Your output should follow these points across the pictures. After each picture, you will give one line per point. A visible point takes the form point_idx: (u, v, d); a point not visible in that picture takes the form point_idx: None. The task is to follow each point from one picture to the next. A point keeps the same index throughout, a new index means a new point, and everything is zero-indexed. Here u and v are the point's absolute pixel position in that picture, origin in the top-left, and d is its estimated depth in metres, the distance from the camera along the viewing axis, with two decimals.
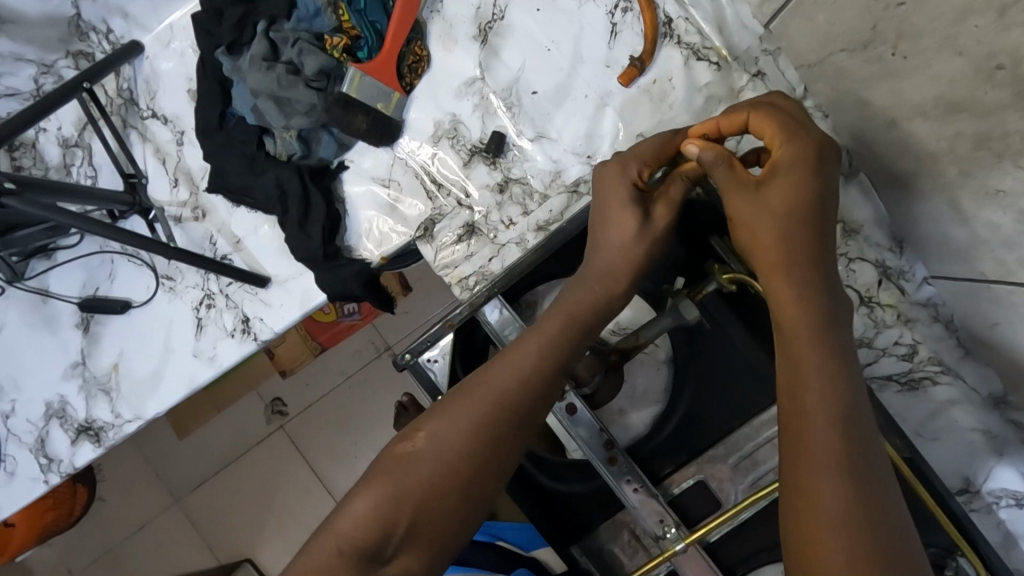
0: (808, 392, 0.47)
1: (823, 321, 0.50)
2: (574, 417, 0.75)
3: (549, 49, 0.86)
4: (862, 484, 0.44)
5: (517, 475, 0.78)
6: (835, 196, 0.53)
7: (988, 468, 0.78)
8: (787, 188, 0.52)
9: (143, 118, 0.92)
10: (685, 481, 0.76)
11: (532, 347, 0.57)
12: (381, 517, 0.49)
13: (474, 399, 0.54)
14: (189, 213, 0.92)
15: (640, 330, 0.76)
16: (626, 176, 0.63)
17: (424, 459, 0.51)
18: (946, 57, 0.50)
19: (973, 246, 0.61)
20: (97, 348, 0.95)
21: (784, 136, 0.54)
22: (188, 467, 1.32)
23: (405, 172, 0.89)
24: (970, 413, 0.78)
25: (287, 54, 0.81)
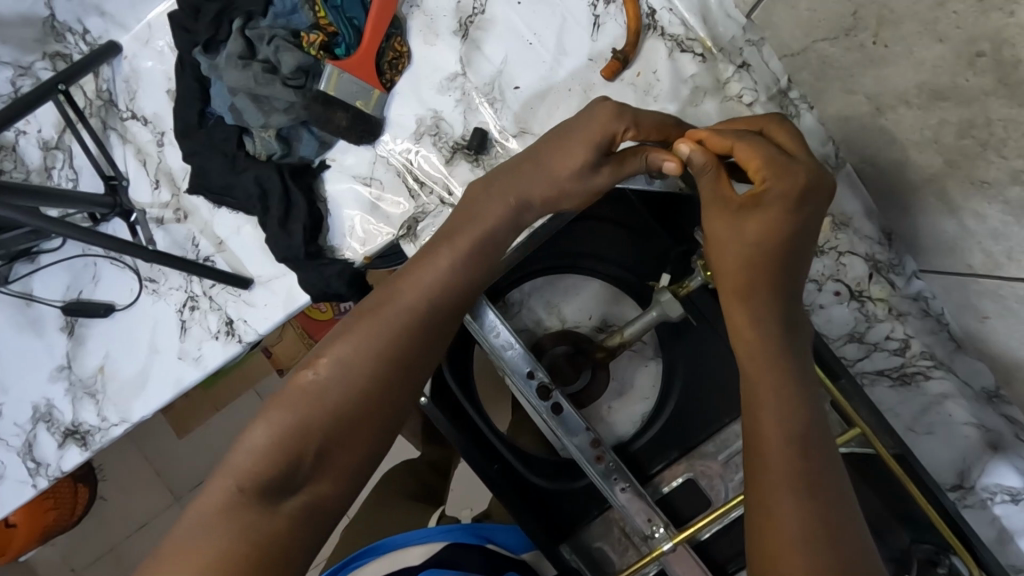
0: (767, 417, 0.49)
1: (780, 349, 0.52)
2: (560, 415, 0.71)
3: (531, 42, 0.85)
4: (823, 506, 0.45)
5: (506, 473, 0.77)
6: (809, 235, 0.53)
7: (981, 464, 0.77)
8: (765, 223, 0.52)
9: (123, 119, 0.91)
10: (674, 480, 0.76)
11: (440, 264, 0.55)
12: (288, 446, 0.48)
13: (376, 321, 0.53)
14: (170, 214, 0.91)
15: (625, 328, 0.75)
16: (611, 126, 0.58)
17: (326, 386, 0.50)
18: (927, 43, 0.48)
19: (962, 238, 0.59)
20: (82, 350, 0.94)
21: (774, 169, 0.51)
22: (184, 467, 1.32)
23: (388, 171, 0.88)
24: (964, 408, 0.78)
25: (263, 52, 0.79)
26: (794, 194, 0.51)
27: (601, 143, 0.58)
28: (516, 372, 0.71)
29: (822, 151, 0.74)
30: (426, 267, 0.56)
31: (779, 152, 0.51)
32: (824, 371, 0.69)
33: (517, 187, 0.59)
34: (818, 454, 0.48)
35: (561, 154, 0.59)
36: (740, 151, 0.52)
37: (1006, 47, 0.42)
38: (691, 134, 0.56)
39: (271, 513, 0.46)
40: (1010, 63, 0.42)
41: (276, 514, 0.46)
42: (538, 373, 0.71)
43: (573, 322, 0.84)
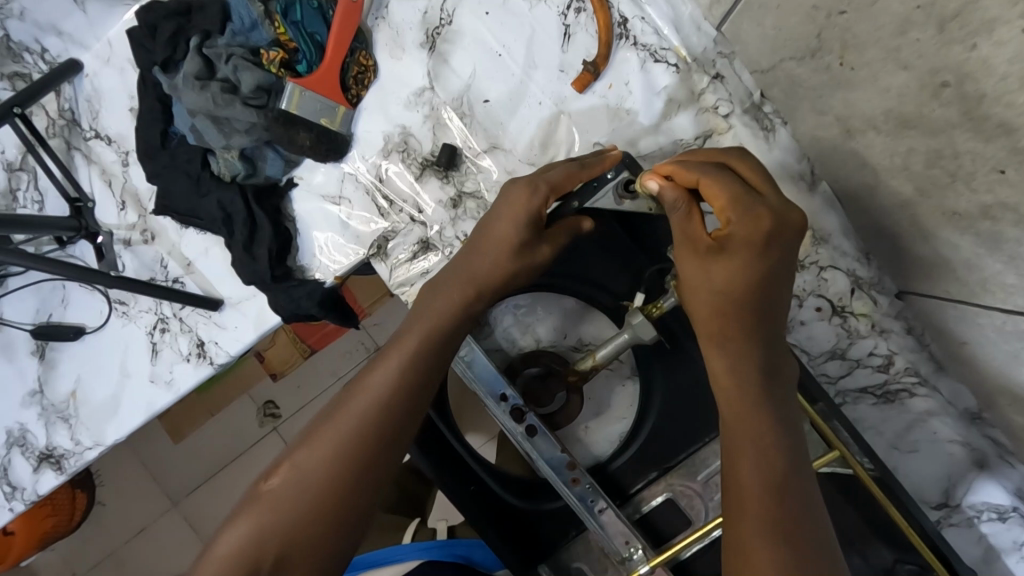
0: (745, 463, 0.49)
1: (759, 392, 0.51)
2: (535, 436, 0.69)
3: (500, 54, 0.82)
4: (800, 554, 0.44)
5: (481, 494, 0.73)
6: (779, 276, 0.52)
7: (966, 482, 0.76)
8: (735, 265, 0.51)
9: (87, 139, 0.89)
10: (654, 499, 0.74)
11: (396, 358, 0.55)
12: (253, 548, 0.48)
13: (335, 423, 0.52)
14: (138, 236, 0.89)
15: (597, 351, 0.71)
16: (531, 201, 0.60)
17: (288, 488, 0.50)
18: (892, 71, 0.45)
19: (938, 264, 0.56)
20: (54, 375, 0.93)
21: (739, 210, 0.51)
22: (174, 476, 1.31)
23: (357, 188, 0.86)
24: (948, 425, 0.76)
25: (222, 71, 0.78)
26: (761, 235, 0.50)
27: (529, 217, 0.60)
28: (490, 393, 0.70)
29: (797, 166, 0.75)
30: (395, 349, 0.56)
31: (746, 188, 0.51)
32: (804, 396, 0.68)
33: (471, 269, 0.61)
34: (798, 502, 0.47)
35: (494, 237, 0.61)
36: (708, 188, 0.52)
37: (968, 81, 0.40)
38: (657, 168, 0.57)
39: None
40: (973, 96, 0.41)
41: None
42: (510, 396, 0.69)
43: (549, 342, 0.81)
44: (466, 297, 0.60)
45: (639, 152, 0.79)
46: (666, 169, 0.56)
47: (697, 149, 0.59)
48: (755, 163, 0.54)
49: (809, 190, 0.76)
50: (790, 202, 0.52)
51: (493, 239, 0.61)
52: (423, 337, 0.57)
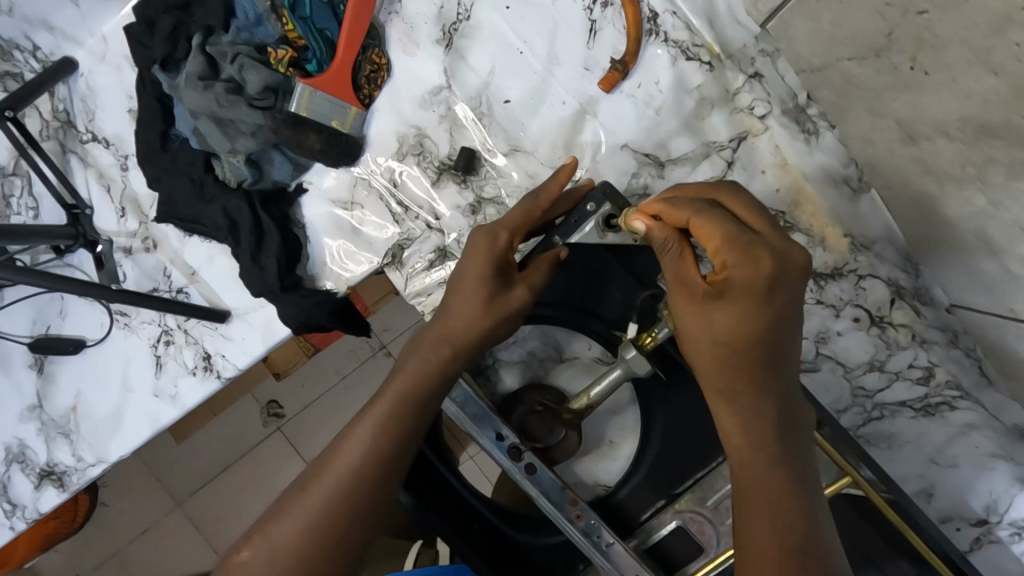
0: (757, 523, 0.45)
1: (770, 445, 0.48)
2: (534, 474, 0.72)
3: (521, 50, 0.77)
4: None
5: (486, 531, 0.76)
6: (787, 321, 0.49)
7: (1008, 496, 0.71)
8: (736, 310, 0.48)
9: (83, 142, 0.84)
10: (666, 526, 0.74)
11: (370, 425, 0.56)
12: None
13: (311, 491, 0.54)
14: (139, 244, 0.85)
15: (591, 388, 0.72)
16: (496, 243, 0.63)
17: (266, 558, 0.51)
18: (978, 75, 0.41)
19: (1004, 280, 0.52)
20: (54, 389, 0.89)
21: (735, 250, 0.49)
22: (181, 475, 1.28)
23: (369, 193, 0.81)
24: (991, 440, 0.71)
25: (227, 71, 0.73)
26: (760, 281, 0.48)
27: (495, 261, 0.63)
28: (487, 434, 0.72)
29: (843, 171, 0.72)
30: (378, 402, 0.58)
31: (741, 230, 0.49)
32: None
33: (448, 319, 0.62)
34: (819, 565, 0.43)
35: (465, 282, 0.62)
36: (699, 227, 0.50)
37: None
38: (646, 207, 0.55)
39: None
40: None
41: None
42: (507, 436, 0.72)
43: (572, 354, 0.83)
44: (443, 351, 0.60)
45: (669, 156, 0.75)
46: (656, 209, 0.54)
47: (684, 184, 0.57)
48: (749, 200, 0.52)
49: (853, 197, 0.73)
50: (791, 243, 0.50)
51: (468, 283, 0.62)
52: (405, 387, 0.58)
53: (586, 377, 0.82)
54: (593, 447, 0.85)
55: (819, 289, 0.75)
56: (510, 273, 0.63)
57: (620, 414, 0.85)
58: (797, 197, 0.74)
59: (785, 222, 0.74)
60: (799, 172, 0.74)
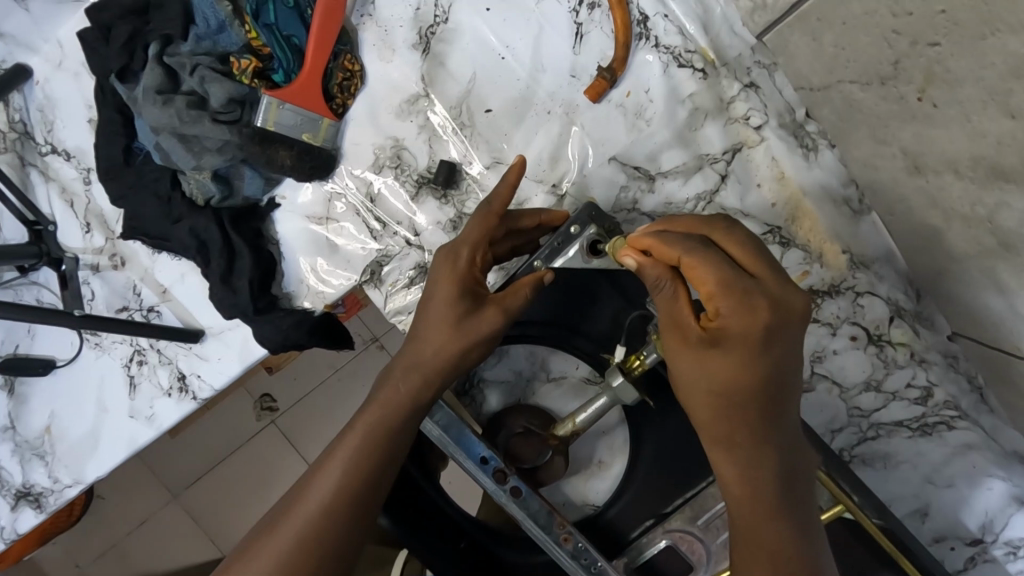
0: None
1: (772, 502, 0.45)
2: (520, 498, 0.69)
3: (503, 55, 0.73)
4: None
5: (473, 549, 0.75)
6: (788, 376, 0.46)
7: (1005, 516, 0.67)
8: (731, 363, 0.44)
9: (43, 154, 0.80)
10: (655, 545, 0.72)
11: (339, 462, 0.53)
12: None
13: (279, 530, 0.51)
14: (106, 261, 0.81)
15: (577, 414, 0.69)
16: (457, 265, 0.58)
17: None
18: (992, 115, 0.38)
19: (1009, 319, 0.50)
20: (26, 410, 0.86)
21: (728, 297, 0.44)
22: (177, 465, 1.26)
23: (345, 208, 0.78)
24: (991, 462, 0.69)
25: (188, 83, 0.68)
26: (759, 334, 0.44)
27: (459, 285, 0.58)
28: (470, 456, 0.69)
29: (842, 192, 0.69)
30: (353, 431, 0.55)
31: (735, 278, 0.44)
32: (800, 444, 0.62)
33: (415, 345, 0.58)
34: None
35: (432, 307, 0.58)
36: (692, 270, 0.45)
37: None
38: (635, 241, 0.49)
39: None
40: None
41: None
42: (491, 460, 0.69)
43: (559, 372, 0.80)
44: (410, 380, 0.57)
45: (660, 169, 0.71)
46: (642, 243, 0.49)
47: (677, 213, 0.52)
48: (747, 237, 0.47)
49: (854, 217, 0.69)
50: (791, 287, 0.45)
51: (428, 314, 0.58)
52: (379, 415, 0.55)
53: (574, 397, 0.79)
54: (584, 463, 0.82)
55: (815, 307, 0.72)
56: (480, 294, 0.58)
57: (608, 433, 0.82)
58: (795, 212, 0.70)
59: (781, 238, 0.70)
60: (798, 187, 0.70)
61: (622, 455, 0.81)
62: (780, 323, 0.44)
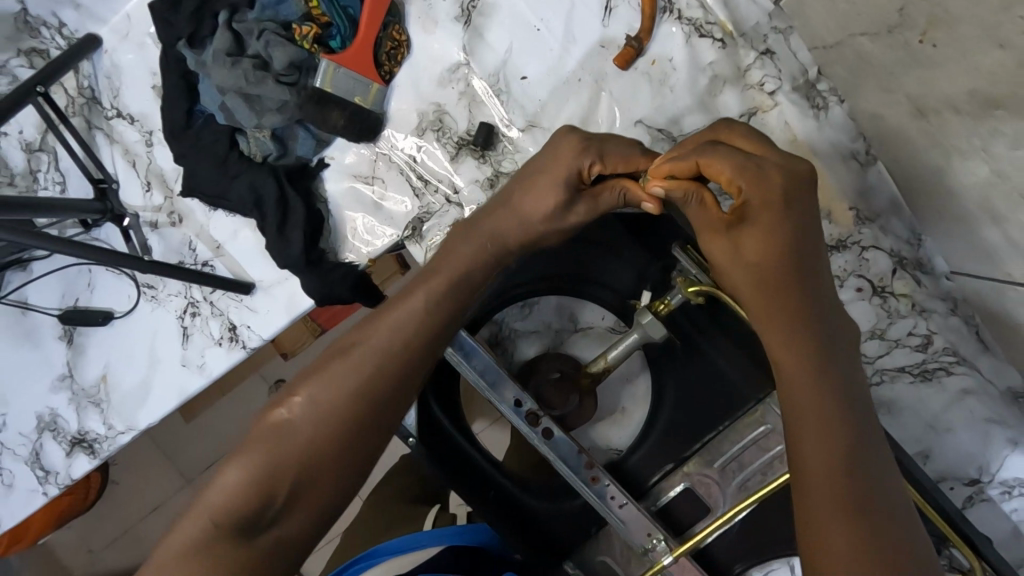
0: (809, 430, 0.47)
1: (819, 349, 0.49)
2: (551, 439, 0.75)
3: (538, 27, 0.79)
4: (875, 526, 0.43)
5: (503, 500, 0.80)
6: (807, 236, 0.52)
7: (1000, 457, 0.73)
8: (759, 237, 0.51)
9: (108, 118, 0.86)
10: (674, 488, 0.77)
11: (414, 301, 0.55)
12: (256, 489, 0.47)
13: (350, 358, 0.52)
14: (164, 218, 0.87)
15: (609, 352, 0.75)
16: (572, 162, 0.58)
17: (302, 423, 0.49)
18: (985, 49, 0.44)
19: (1001, 248, 0.56)
20: (83, 360, 0.92)
21: (746, 177, 0.50)
22: (191, 450, 1.30)
23: (390, 168, 0.84)
24: (985, 405, 0.74)
25: (254, 47, 0.75)
26: (773, 201, 0.50)
27: (565, 179, 0.58)
28: (505, 401, 0.75)
29: (851, 146, 0.74)
30: (424, 282, 0.57)
31: (748, 160, 0.50)
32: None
33: (491, 223, 0.60)
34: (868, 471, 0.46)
35: (531, 199, 0.59)
36: (711, 165, 0.51)
37: None
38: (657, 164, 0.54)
39: (241, 546, 0.45)
40: None
41: (242, 550, 0.45)
42: (525, 402, 0.75)
43: (587, 323, 0.86)
44: (480, 246, 0.59)
45: (682, 131, 0.77)
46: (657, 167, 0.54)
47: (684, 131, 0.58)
48: (746, 135, 0.54)
49: (861, 169, 0.75)
50: (791, 157, 0.52)
51: (532, 206, 0.59)
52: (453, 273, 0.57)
53: (598, 347, 0.85)
54: (608, 414, 0.86)
55: None
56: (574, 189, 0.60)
57: (632, 382, 0.87)
58: None
59: None
60: (807, 147, 0.75)
61: (645, 404, 0.85)
62: (790, 190, 0.51)
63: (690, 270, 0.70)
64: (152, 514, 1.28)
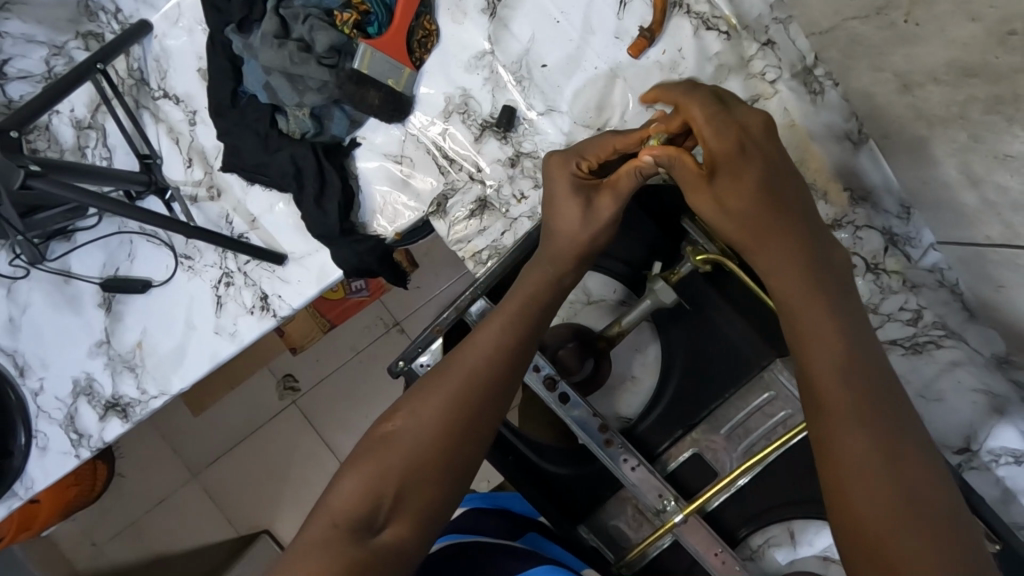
0: (823, 355, 0.55)
1: (817, 286, 0.58)
2: (568, 403, 0.80)
3: (558, 20, 0.86)
4: (880, 434, 0.52)
5: (520, 464, 0.83)
6: (778, 164, 0.60)
7: (987, 427, 0.76)
8: (731, 183, 0.60)
9: (155, 99, 0.93)
10: (682, 454, 0.82)
11: (494, 328, 0.64)
12: (372, 490, 0.54)
13: (442, 377, 0.60)
14: (204, 192, 0.93)
15: (623, 318, 0.82)
16: (566, 171, 0.69)
17: (404, 436, 0.57)
18: (960, 22, 0.50)
19: (980, 209, 0.62)
20: (120, 326, 0.97)
21: (708, 134, 0.60)
22: (198, 442, 1.31)
23: (418, 148, 0.90)
24: (974, 375, 0.77)
25: (298, 31, 0.82)
26: (735, 148, 0.59)
27: (569, 185, 0.69)
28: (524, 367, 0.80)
29: (844, 127, 0.81)
30: (513, 299, 0.66)
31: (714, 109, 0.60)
32: None
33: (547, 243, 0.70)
34: (873, 389, 0.54)
35: (559, 217, 0.69)
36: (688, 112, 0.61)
37: None
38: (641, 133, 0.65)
39: (363, 546, 0.51)
40: None
41: (364, 547, 0.51)
42: (543, 368, 0.80)
43: (598, 295, 0.91)
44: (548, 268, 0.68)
45: None
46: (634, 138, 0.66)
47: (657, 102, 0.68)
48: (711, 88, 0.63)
49: (854, 148, 0.81)
50: (755, 110, 0.61)
51: (559, 220, 0.69)
52: (538, 284, 0.68)
53: (609, 317, 0.90)
54: (619, 379, 0.91)
55: (823, 238, 0.83)
56: (593, 186, 0.69)
57: (642, 351, 0.91)
58: (803, 155, 0.83)
59: None
60: (805, 131, 0.82)
61: (654, 371, 0.90)
62: (754, 131, 0.60)
63: (698, 241, 0.78)
64: (156, 507, 1.29)
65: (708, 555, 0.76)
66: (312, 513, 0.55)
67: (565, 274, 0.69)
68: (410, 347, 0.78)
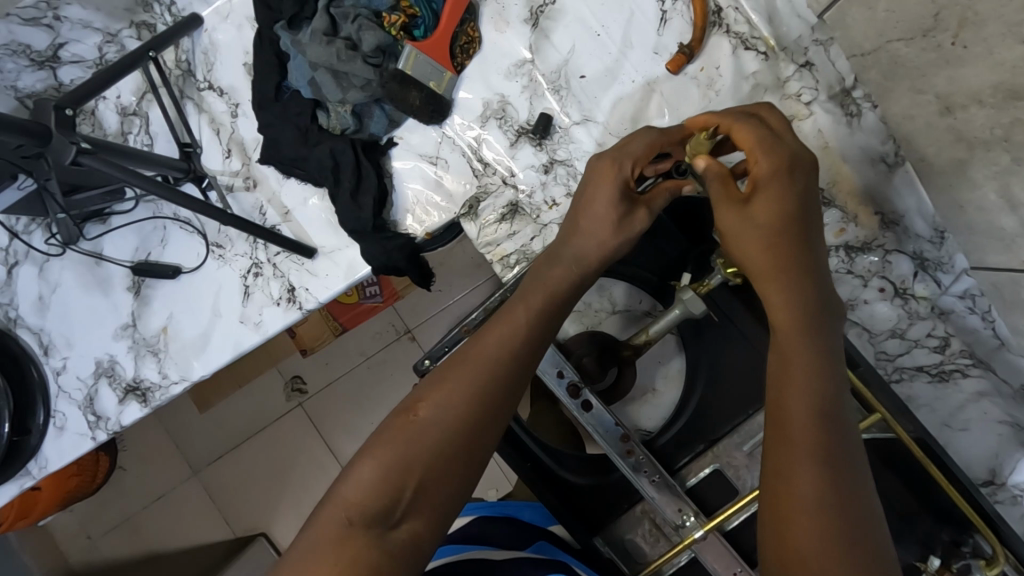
0: (796, 385, 0.54)
1: (809, 321, 0.57)
2: (589, 411, 0.79)
3: (599, 33, 0.88)
4: (837, 473, 0.50)
5: (539, 470, 0.82)
6: (812, 205, 0.61)
7: (1013, 460, 0.74)
8: (770, 203, 0.59)
9: (200, 90, 0.96)
10: (702, 470, 0.81)
11: (518, 318, 0.62)
12: (387, 483, 0.51)
13: (470, 366, 0.57)
14: (241, 183, 0.95)
15: (650, 326, 0.81)
16: (615, 175, 0.68)
17: (428, 427, 0.54)
18: None
19: (1020, 234, 0.63)
20: (147, 311, 0.98)
21: (763, 149, 0.61)
22: (204, 439, 1.29)
23: (453, 151, 0.91)
24: (1001, 407, 0.76)
25: (346, 29, 0.85)
26: (782, 169, 0.60)
27: (615, 189, 0.68)
28: (548, 370, 0.80)
29: (880, 148, 0.79)
30: (533, 292, 0.65)
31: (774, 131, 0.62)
32: (843, 361, 0.73)
33: (571, 243, 0.68)
34: (840, 426, 0.52)
35: (589, 219, 0.68)
36: (739, 130, 0.62)
37: None
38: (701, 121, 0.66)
39: (376, 543, 0.49)
40: None
41: (380, 545, 0.49)
42: (567, 374, 0.79)
43: (624, 305, 0.91)
44: (565, 271, 0.66)
45: None
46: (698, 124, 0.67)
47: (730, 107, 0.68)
48: (779, 118, 0.64)
49: (889, 171, 0.78)
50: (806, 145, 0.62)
51: (590, 224, 0.68)
52: (565, 275, 0.66)
53: (633, 327, 0.90)
54: (642, 390, 0.90)
55: (849, 260, 0.83)
56: (633, 197, 0.68)
57: (665, 363, 0.90)
58: (835, 174, 0.83)
59: (822, 198, 0.84)
60: (838, 154, 0.83)
61: (677, 383, 0.89)
62: (796, 159, 0.61)
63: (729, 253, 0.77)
64: (157, 503, 1.27)
65: (724, 573, 0.74)
66: (320, 506, 0.52)
67: (577, 273, 0.67)
68: (437, 346, 0.79)
